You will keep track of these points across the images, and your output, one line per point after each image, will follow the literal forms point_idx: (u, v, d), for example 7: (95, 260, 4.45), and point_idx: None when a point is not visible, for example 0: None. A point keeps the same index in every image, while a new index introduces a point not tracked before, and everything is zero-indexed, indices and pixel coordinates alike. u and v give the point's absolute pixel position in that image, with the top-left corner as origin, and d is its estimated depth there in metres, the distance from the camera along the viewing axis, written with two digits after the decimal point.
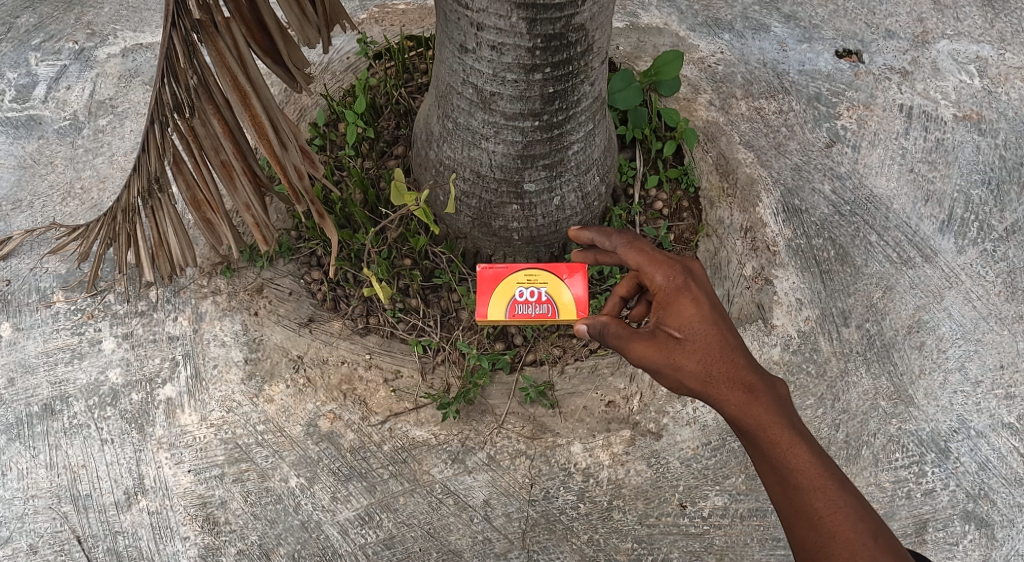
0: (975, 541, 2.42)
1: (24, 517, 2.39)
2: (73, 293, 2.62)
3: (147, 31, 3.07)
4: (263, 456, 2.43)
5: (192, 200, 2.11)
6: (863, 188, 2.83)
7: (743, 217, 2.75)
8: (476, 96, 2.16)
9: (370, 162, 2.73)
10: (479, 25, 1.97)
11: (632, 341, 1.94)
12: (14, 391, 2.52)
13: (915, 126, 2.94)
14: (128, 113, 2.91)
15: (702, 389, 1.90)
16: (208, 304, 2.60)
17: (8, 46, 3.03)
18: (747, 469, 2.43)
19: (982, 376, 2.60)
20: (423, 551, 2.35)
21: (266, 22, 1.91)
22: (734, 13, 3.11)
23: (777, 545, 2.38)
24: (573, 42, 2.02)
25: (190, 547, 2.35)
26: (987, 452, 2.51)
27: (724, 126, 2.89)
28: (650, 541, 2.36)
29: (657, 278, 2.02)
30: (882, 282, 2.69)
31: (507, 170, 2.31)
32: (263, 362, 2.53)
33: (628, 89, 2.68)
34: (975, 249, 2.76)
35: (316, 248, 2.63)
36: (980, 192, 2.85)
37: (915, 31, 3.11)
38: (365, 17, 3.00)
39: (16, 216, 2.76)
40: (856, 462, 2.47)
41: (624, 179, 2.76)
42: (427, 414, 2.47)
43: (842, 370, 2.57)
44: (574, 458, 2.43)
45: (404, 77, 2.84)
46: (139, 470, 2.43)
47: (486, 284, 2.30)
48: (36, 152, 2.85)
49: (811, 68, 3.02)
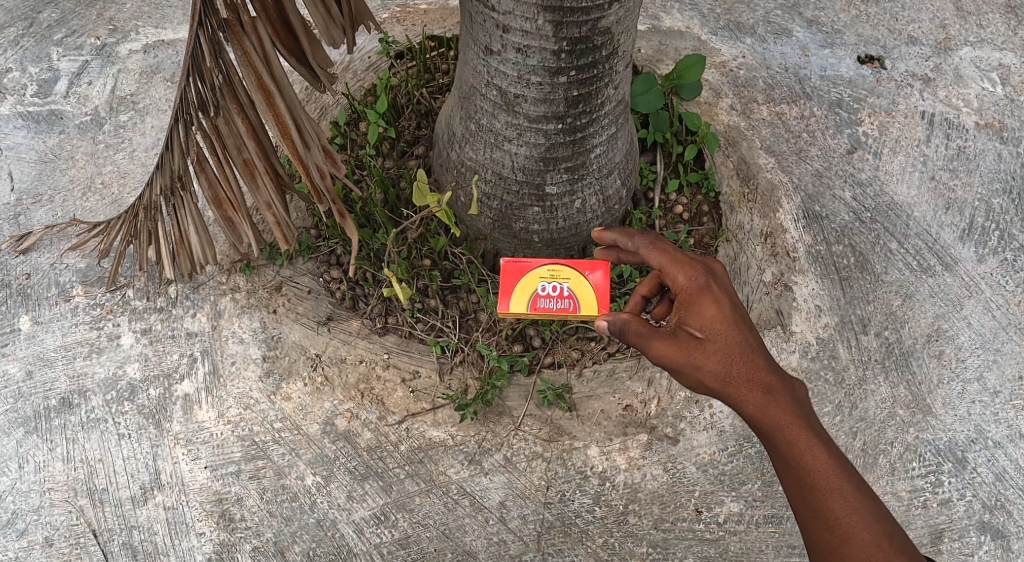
0: (990, 552, 2.40)
1: (40, 509, 2.40)
2: (93, 288, 2.64)
3: (170, 27, 3.07)
4: (280, 454, 2.43)
5: (214, 199, 2.12)
6: (884, 195, 2.81)
7: (763, 223, 2.74)
8: (500, 98, 2.16)
9: (390, 162, 2.74)
10: (505, 26, 1.97)
11: (652, 340, 1.93)
12: (32, 384, 2.53)
13: (936, 134, 2.92)
14: (149, 109, 2.92)
15: (721, 389, 1.89)
16: (227, 301, 2.61)
17: (30, 41, 3.04)
18: (764, 475, 2.43)
19: (1002, 387, 2.58)
20: (437, 552, 2.35)
21: (290, 20, 1.91)
22: (756, 17, 3.10)
23: (793, 552, 2.37)
24: (598, 46, 2.02)
25: (205, 543, 2.36)
26: (1004, 463, 2.50)
27: (745, 131, 2.88)
28: (665, 546, 2.36)
29: (679, 278, 2.01)
30: (901, 290, 2.68)
31: (529, 172, 2.31)
32: (281, 360, 2.54)
33: (651, 92, 2.67)
34: (996, 259, 2.74)
35: (336, 247, 2.64)
36: (1001, 201, 2.83)
37: (938, 37, 3.09)
38: (387, 16, 3.01)
39: (36, 210, 2.77)
40: (873, 470, 2.46)
41: (644, 183, 2.77)
42: (444, 414, 2.47)
43: (860, 378, 2.56)
44: (591, 461, 2.43)
45: (425, 77, 2.86)
46: (156, 465, 2.44)
47: (509, 277, 2.30)
48: (57, 147, 2.86)
49: (833, 74, 3.01)
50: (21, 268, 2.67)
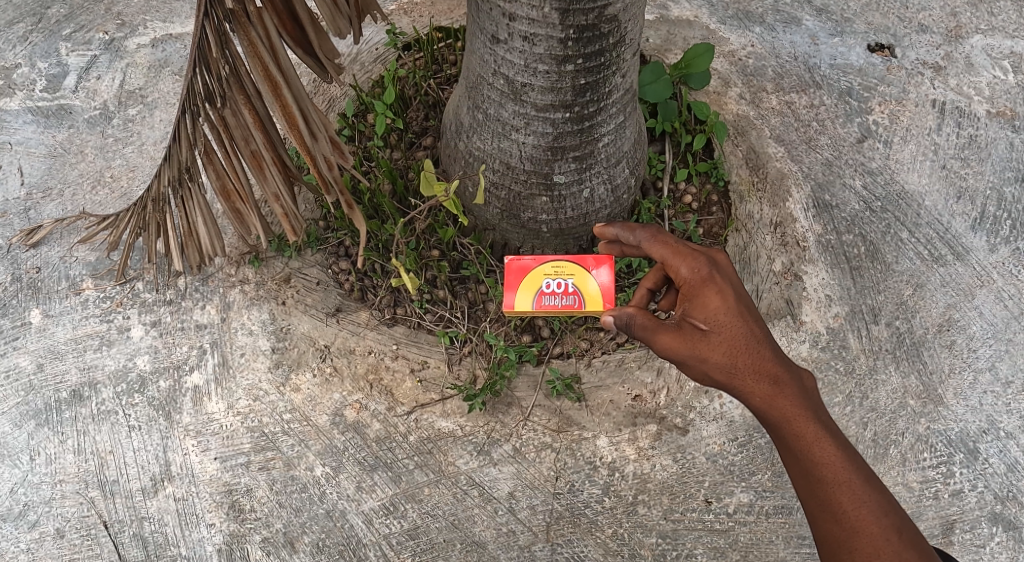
0: (1002, 544, 2.38)
1: (51, 501, 2.41)
2: (102, 281, 2.65)
3: (177, 22, 3.08)
4: (289, 445, 2.44)
5: (222, 190, 2.12)
6: (895, 184, 2.80)
7: (773, 212, 2.72)
8: (507, 86, 2.15)
9: (398, 154, 2.75)
10: (511, 15, 1.96)
11: (658, 333, 1.92)
12: (43, 377, 2.54)
13: (948, 122, 2.90)
14: (158, 103, 2.93)
15: (727, 381, 1.88)
16: (236, 293, 2.61)
17: (39, 36, 3.05)
18: (774, 466, 2.41)
19: (1013, 377, 2.56)
20: (446, 543, 2.34)
21: (296, 11, 1.90)
22: (765, 6, 3.09)
23: (803, 543, 2.35)
24: (605, 33, 2.01)
25: (215, 534, 2.36)
26: (1016, 454, 2.47)
27: (754, 120, 2.87)
28: (675, 537, 2.35)
29: (683, 270, 2.00)
30: (912, 279, 2.66)
31: (537, 162, 2.30)
32: (290, 351, 2.54)
33: (659, 81, 2.65)
34: (1008, 248, 2.72)
35: (344, 238, 2.65)
36: (1013, 190, 2.81)
37: (949, 25, 3.07)
38: (395, 8, 3.00)
39: (47, 204, 2.78)
40: (883, 461, 2.44)
41: (653, 172, 2.77)
42: (452, 405, 2.47)
43: (871, 367, 2.54)
44: (600, 452, 2.42)
45: (433, 68, 2.86)
46: (166, 457, 2.44)
47: (513, 275, 2.29)
48: (66, 141, 2.87)
49: (843, 62, 2.99)
50: (31, 262, 2.68)
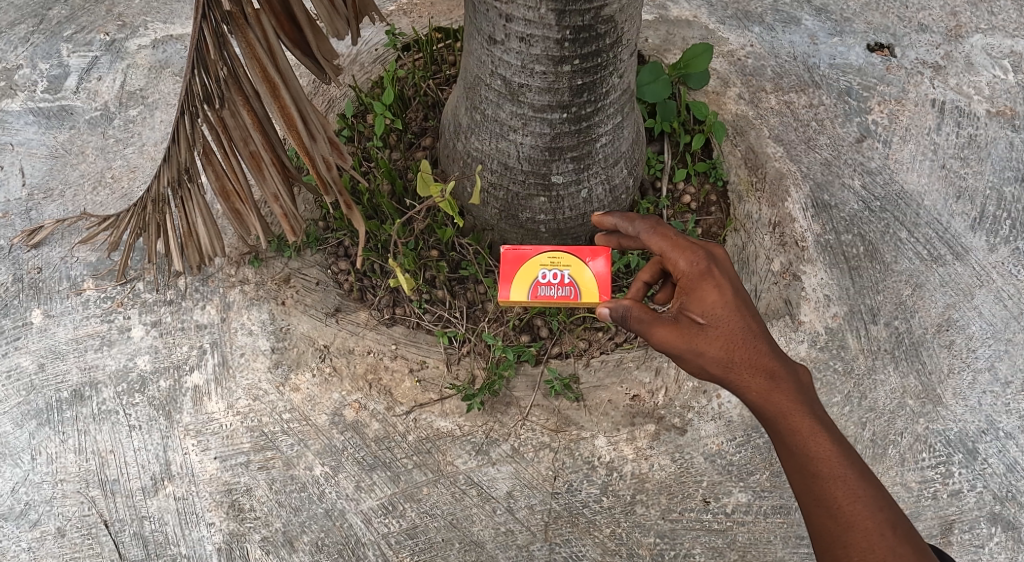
0: (1001, 544, 2.38)
1: (52, 500, 2.42)
2: (103, 281, 2.66)
3: (178, 23, 3.09)
4: (289, 444, 2.45)
5: (221, 191, 2.13)
6: (894, 184, 2.79)
7: (771, 212, 2.73)
8: (504, 87, 2.15)
9: (397, 154, 2.76)
10: (508, 16, 1.97)
11: (654, 326, 1.93)
12: (45, 376, 2.55)
13: (947, 122, 2.90)
14: (158, 104, 2.94)
15: (723, 374, 1.88)
16: (236, 293, 2.62)
17: (40, 38, 3.06)
18: (771, 466, 2.42)
19: (1013, 376, 2.56)
20: (445, 542, 2.35)
21: (294, 12, 1.91)
22: (764, 6, 3.08)
23: (801, 543, 2.36)
24: (601, 34, 2.02)
25: (215, 533, 2.37)
26: (1015, 454, 2.47)
27: (753, 120, 2.87)
28: (673, 537, 2.35)
29: (681, 263, 1.99)
30: (911, 279, 2.66)
31: (535, 162, 2.31)
32: (290, 351, 2.55)
33: (658, 81, 2.66)
34: (1007, 248, 2.72)
35: (344, 238, 2.66)
36: (1012, 189, 2.81)
37: (949, 24, 3.07)
38: (394, 8, 3.01)
39: (48, 204, 2.79)
40: (881, 462, 2.44)
41: (652, 172, 2.78)
42: (451, 405, 2.48)
43: (869, 367, 2.55)
44: (598, 451, 2.43)
45: (432, 68, 2.87)
46: (167, 456, 2.45)
47: (509, 265, 2.29)
48: (67, 142, 2.88)
49: (842, 62, 2.99)
50: (32, 262, 2.69)
